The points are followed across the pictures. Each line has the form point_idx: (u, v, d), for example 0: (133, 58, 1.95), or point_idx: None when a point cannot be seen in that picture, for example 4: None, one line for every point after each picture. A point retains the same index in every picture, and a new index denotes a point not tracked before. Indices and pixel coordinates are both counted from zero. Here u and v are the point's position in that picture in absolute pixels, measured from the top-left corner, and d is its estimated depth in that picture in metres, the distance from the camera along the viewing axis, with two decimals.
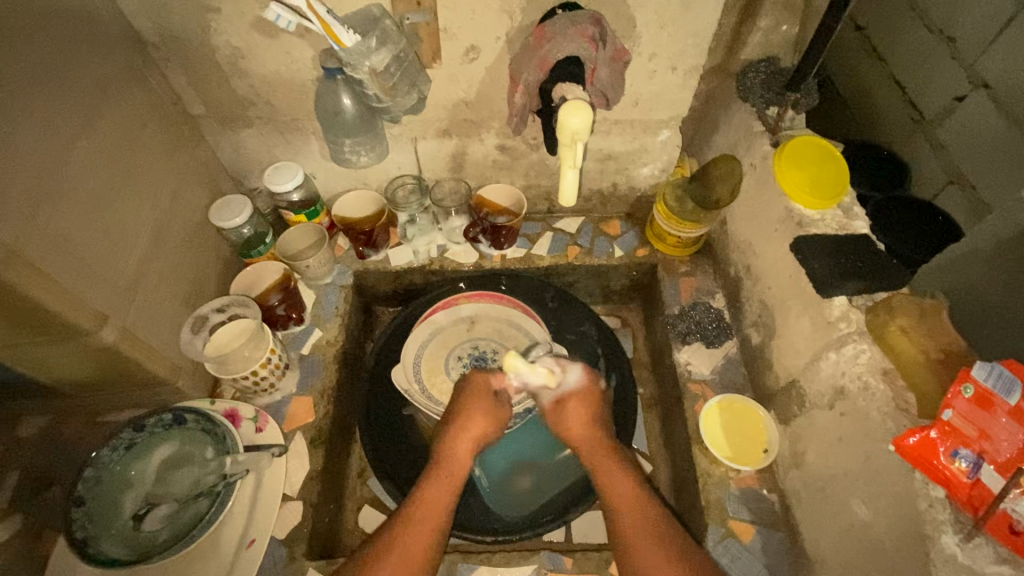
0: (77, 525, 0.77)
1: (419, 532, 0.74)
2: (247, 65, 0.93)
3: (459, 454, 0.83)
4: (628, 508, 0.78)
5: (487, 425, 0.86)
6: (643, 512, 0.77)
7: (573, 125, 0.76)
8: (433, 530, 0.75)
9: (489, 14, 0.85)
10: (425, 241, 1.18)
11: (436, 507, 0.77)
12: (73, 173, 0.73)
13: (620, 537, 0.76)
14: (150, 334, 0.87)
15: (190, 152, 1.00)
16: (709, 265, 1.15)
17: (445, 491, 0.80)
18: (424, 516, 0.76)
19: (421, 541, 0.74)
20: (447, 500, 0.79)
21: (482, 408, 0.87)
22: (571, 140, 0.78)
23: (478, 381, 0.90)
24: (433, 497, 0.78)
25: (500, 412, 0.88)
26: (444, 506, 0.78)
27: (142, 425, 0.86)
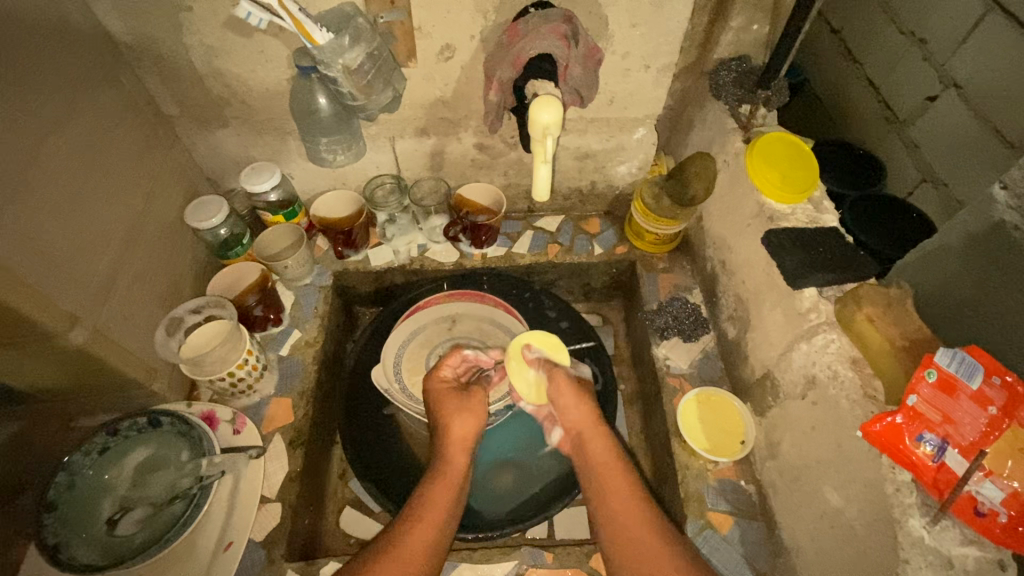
0: (48, 530, 0.76)
1: (421, 530, 0.74)
2: (222, 63, 0.92)
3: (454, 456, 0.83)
4: (620, 495, 0.77)
5: (474, 422, 0.87)
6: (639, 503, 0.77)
7: (543, 120, 0.77)
8: (435, 525, 0.75)
9: (464, 13, 0.85)
10: (405, 241, 1.19)
11: (439, 506, 0.77)
12: (38, 168, 0.72)
13: (620, 546, 0.73)
14: (124, 335, 0.86)
15: (164, 152, 1.00)
16: (687, 261, 1.16)
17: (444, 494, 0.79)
18: (429, 513, 0.76)
19: (422, 538, 0.73)
20: (451, 502, 0.78)
21: (455, 406, 0.87)
22: (541, 135, 0.79)
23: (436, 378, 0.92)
24: (438, 498, 0.78)
25: (474, 401, 0.88)
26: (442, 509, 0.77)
27: (116, 429, 0.86)
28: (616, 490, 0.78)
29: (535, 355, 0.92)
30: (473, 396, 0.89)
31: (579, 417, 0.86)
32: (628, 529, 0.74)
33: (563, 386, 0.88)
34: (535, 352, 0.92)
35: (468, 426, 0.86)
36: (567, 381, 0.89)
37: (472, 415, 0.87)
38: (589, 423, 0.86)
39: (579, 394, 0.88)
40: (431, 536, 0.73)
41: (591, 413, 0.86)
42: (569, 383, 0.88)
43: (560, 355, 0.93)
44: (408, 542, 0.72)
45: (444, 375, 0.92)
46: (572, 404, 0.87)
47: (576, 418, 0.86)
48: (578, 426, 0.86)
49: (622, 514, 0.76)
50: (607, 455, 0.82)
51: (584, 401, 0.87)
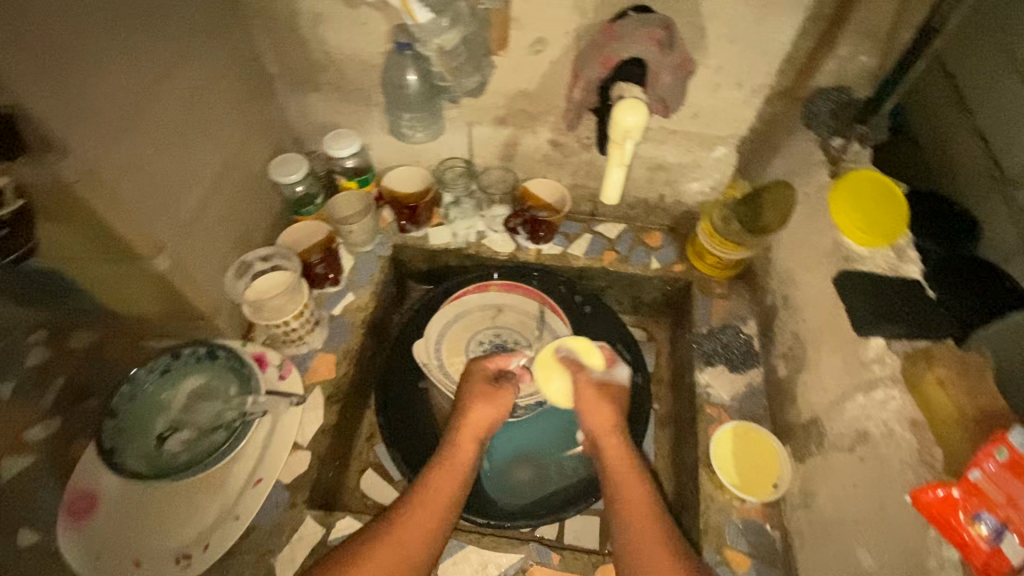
0: (107, 434, 0.85)
1: (419, 520, 0.75)
2: (324, 31, 0.96)
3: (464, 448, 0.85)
4: (632, 495, 0.79)
5: (495, 413, 0.89)
6: (658, 521, 0.76)
7: (625, 123, 0.76)
8: (435, 514, 0.77)
9: (563, 9, 0.85)
10: (465, 225, 1.20)
11: (438, 497, 0.78)
12: (150, 106, 0.78)
13: (636, 563, 0.73)
14: (198, 270, 0.92)
15: (260, 107, 1.05)
16: (746, 291, 1.12)
17: (444, 484, 0.80)
18: (426, 503, 0.77)
19: (417, 530, 0.74)
20: (452, 492, 0.80)
21: (484, 399, 0.89)
22: (621, 137, 0.78)
23: (477, 369, 0.94)
24: (436, 489, 0.79)
25: (500, 398, 0.89)
26: (441, 500, 0.78)
27: (178, 355, 0.94)
28: (630, 490, 0.80)
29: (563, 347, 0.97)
30: (501, 391, 0.91)
31: (605, 422, 0.87)
32: (647, 547, 0.74)
33: (588, 392, 0.90)
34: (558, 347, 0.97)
35: (484, 417, 0.88)
36: (591, 386, 0.91)
37: (496, 409, 0.89)
38: (608, 428, 0.87)
39: (604, 398, 0.90)
40: (429, 527, 0.75)
41: (611, 415, 0.88)
42: (591, 386, 0.91)
43: (592, 359, 0.95)
44: (406, 531, 0.74)
45: (487, 367, 0.94)
46: (594, 409, 0.89)
47: (600, 422, 0.88)
48: (601, 430, 0.87)
49: (637, 532, 0.75)
50: (617, 455, 0.84)
51: (610, 406, 0.89)
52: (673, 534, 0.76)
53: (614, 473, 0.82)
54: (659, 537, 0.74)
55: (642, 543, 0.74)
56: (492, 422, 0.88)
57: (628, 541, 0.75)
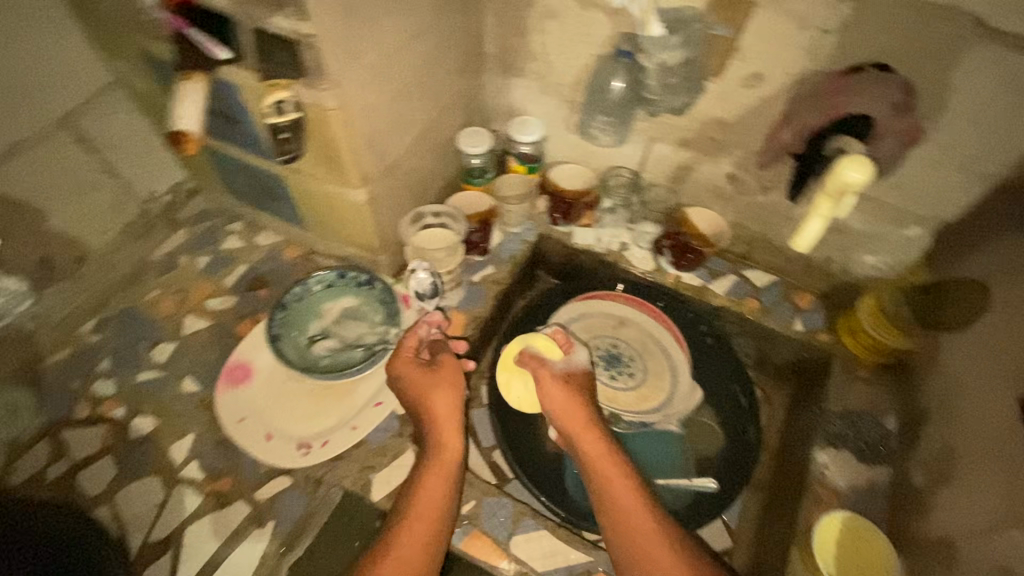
0: (276, 323, 1.01)
1: (417, 528, 0.79)
2: (549, 25, 1.02)
3: (448, 439, 0.87)
4: (622, 494, 0.84)
5: (455, 392, 0.92)
6: (659, 537, 0.80)
7: (849, 178, 0.71)
8: (433, 516, 0.80)
9: (796, 50, 0.83)
10: (611, 233, 1.23)
11: (429, 497, 0.82)
12: (398, 61, 0.88)
13: (643, 566, 0.78)
14: (383, 209, 1.03)
15: (468, 79, 1.15)
16: (893, 383, 1.05)
17: (433, 483, 0.83)
18: (420, 506, 0.81)
19: (419, 539, 0.78)
20: (441, 490, 0.82)
21: (434, 382, 0.91)
22: (838, 191, 0.73)
23: (407, 343, 0.95)
24: (426, 491, 0.82)
25: (450, 376, 0.92)
26: (435, 499, 0.82)
27: (343, 275, 1.06)
28: (620, 493, 0.84)
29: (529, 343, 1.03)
30: (444, 370, 0.93)
31: (576, 424, 0.91)
32: (651, 550, 0.79)
33: (553, 387, 0.95)
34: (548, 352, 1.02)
35: (448, 398, 0.90)
36: (555, 379, 0.96)
37: (455, 389, 0.92)
38: (580, 427, 0.91)
39: (569, 394, 0.94)
40: (430, 533, 0.79)
41: (586, 417, 0.92)
42: (555, 382, 0.95)
43: (553, 352, 1.01)
44: (409, 538, 0.78)
45: (416, 339, 0.95)
46: (563, 407, 0.92)
47: (570, 421, 0.91)
48: (573, 430, 0.91)
49: (637, 535, 0.81)
50: (597, 454, 0.89)
51: (577, 402, 0.93)
52: (678, 548, 0.80)
53: (602, 474, 0.87)
54: (668, 557, 0.79)
55: (647, 550, 0.79)
56: (454, 399, 0.90)
57: (626, 545, 0.81)
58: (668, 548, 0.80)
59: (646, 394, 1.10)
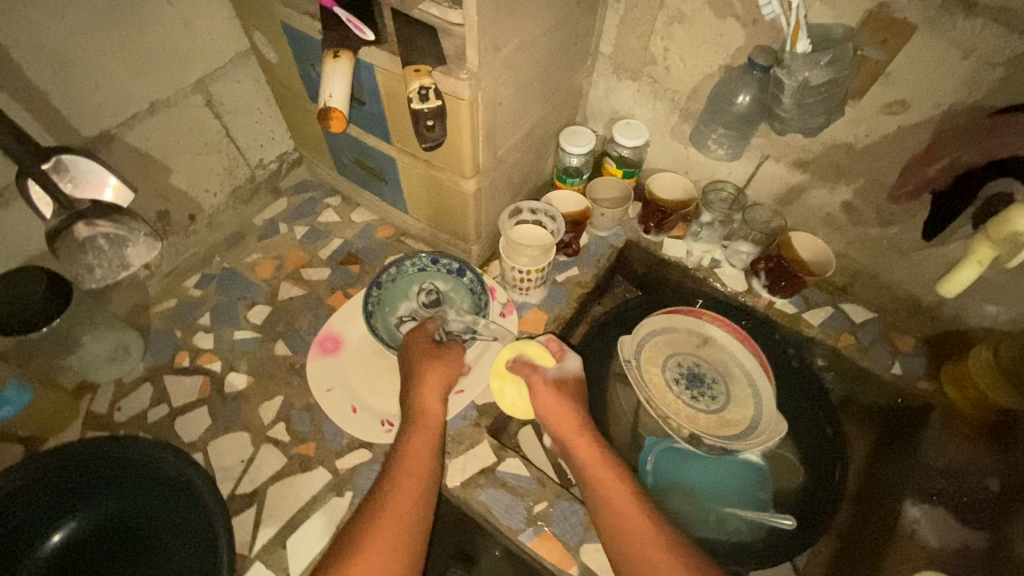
0: (369, 300, 1.03)
1: (401, 492, 0.80)
2: (677, 31, 0.99)
3: (428, 406, 0.91)
4: (613, 487, 0.85)
5: (444, 374, 0.94)
6: (651, 528, 0.80)
7: (1019, 227, 0.68)
8: (418, 483, 0.81)
9: (956, 81, 0.78)
10: (703, 248, 1.20)
11: (415, 463, 0.83)
12: (527, 55, 0.88)
13: (632, 554, 0.78)
14: (484, 200, 1.04)
15: (580, 78, 1.13)
16: (1000, 444, 0.97)
17: (416, 450, 0.85)
18: (404, 473, 0.82)
19: (402, 505, 0.79)
20: (426, 459, 0.84)
21: (425, 358, 0.95)
22: (1003, 237, 0.70)
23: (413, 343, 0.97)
24: (411, 458, 0.84)
25: (433, 356, 0.96)
26: (419, 467, 0.83)
27: (437, 261, 1.08)
28: (615, 489, 0.85)
29: (518, 347, 1.02)
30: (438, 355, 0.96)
31: (567, 427, 0.92)
32: (644, 541, 0.79)
33: (545, 390, 0.95)
34: (517, 352, 1.01)
35: (436, 377, 0.93)
36: (544, 381, 0.96)
37: (438, 368, 0.94)
38: (573, 429, 0.92)
39: (559, 395, 0.95)
40: (415, 496, 0.80)
41: (575, 418, 0.93)
42: (546, 384, 0.96)
43: (545, 359, 1.00)
44: (396, 501, 0.79)
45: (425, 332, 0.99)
46: (555, 409, 0.94)
47: (562, 424, 0.93)
48: (564, 431, 0.92)
49: (628, 524, 0.81)
50: (593, 463, 0.89)
51: (561, 400, 0.95)
52: (667, 535, 0.80)
53: (597, 480, 0.87)
54: (656, 541, 0.79)
55: (638, 538, 0.79)
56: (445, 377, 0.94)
57: (615, 534, 0.81)
58: (662, 546, 0.78)
59: (729, 420, 1.07)
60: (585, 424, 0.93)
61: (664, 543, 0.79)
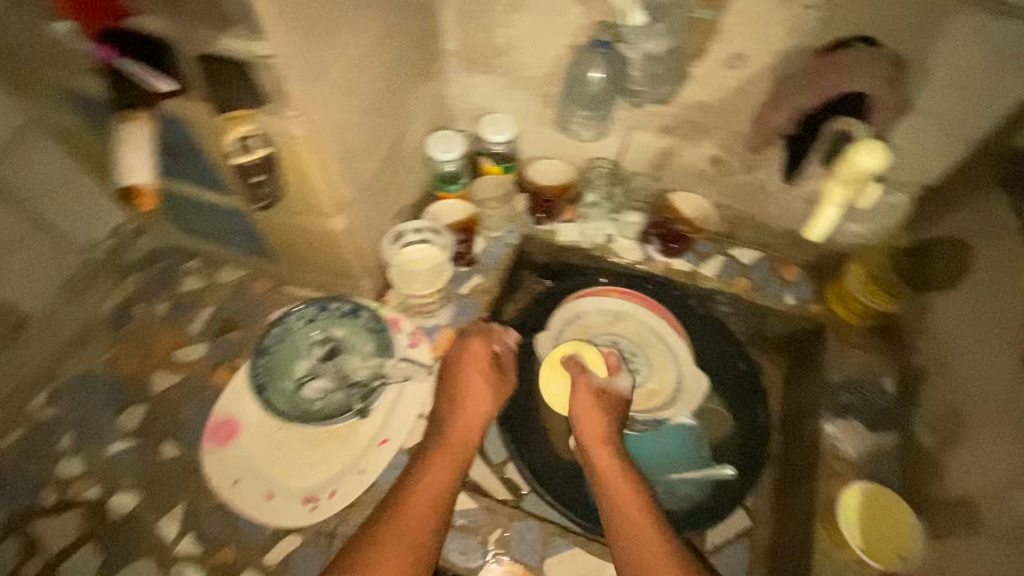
0: (259, 370, 0.93)
1: (402, 529, 0.77)
2: (516, 17, 0.96)
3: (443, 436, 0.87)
4: (625, 495, 0.84)
5: (483, 382, 0.93)
6: (654, 534, 0.80)
7: (865, 163, 0.76)
8: (420, 521, 0.78)
9: (778, 28, 0.81)
10: (596, 227, 1.19)
11: (422, 500, 0.80)
12: (362, 73, 0.80)
13: (637, 562, 0.78)
14: (360, 233, 0.96)
15: (431, 81, 1.07)
16: (886, 346, 1.06)
17: (422, 485, 0.81)
18: (406, 509, 0.79)
19: (403, 545, 0.75)
20: (432, 496, 0.80)
21: (482, 371, 0.94)
22: (855, 178, 0.78)
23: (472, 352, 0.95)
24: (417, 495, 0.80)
25: (483, 359, 0.95)
26: (422, 506, 0.79)
27: (325, 307, 0.99)
28: (623, 495, 0.84)
29: (577, 352, 1.02)
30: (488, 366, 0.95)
31: (592, 433, 0.91)
32: (645, 547, 0.79)
33: (581, 394, 0.95)
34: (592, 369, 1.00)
35: (480, 389, 0.92)
36: (587, 388, 0.96)
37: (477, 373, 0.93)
38: (601, 439, 0.90)
39: (596, 404, 0.94)
40: (416, 537, 0.76)
41: (601, 426, 0.91)
42: (588, 393, 0.95)
43: (596, 363, 1.01)
44: (394, 542, 0.75)
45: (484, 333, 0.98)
46: (586, 416, 0.92)
47: (590, 430, 0.91)
48: (587, 435, 0.91)
49: (635, 534, 0.80)
50: (613, 468, 0.88)
51: (602, 413, 0.93)
52: (671, 539, 0.80)
53: (615, 487, 0.85)
54: (660, 546, 0.79)
55: (644, 544, 0.79)
56: (484, 401, 0.92)
57: (624, 542, 0.80)
58: (662, 547, 0.79)
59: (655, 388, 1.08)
60: (612, 429, 0.91)
61: (665, 547, 0.79)
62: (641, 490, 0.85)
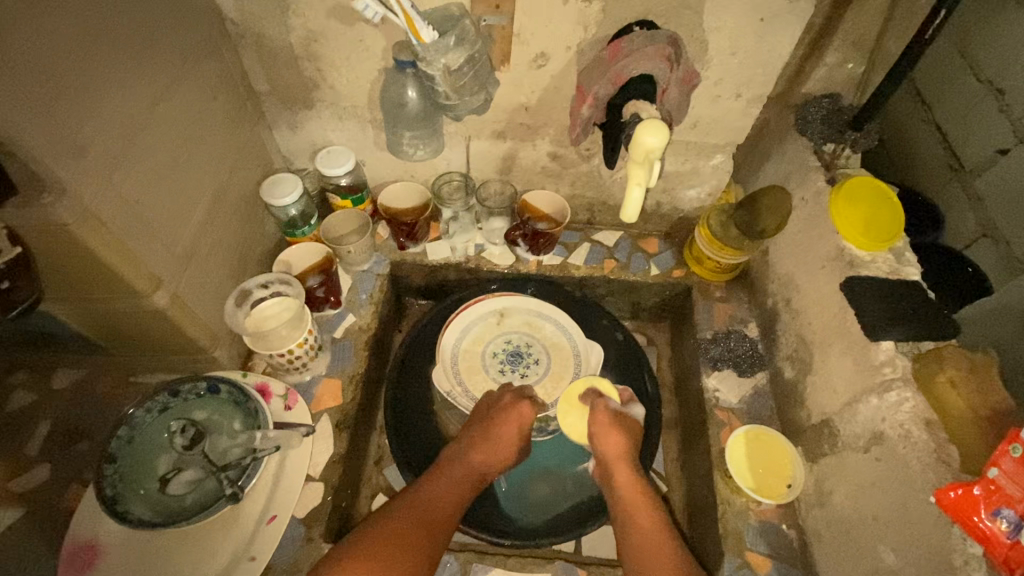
0: (107, 481, 0.79)
1: (398, 537, 0.77)
2: (319, 49, 0.93)
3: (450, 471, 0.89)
4: (638, 505, 0.86)
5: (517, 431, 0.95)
6: (663, 540, 0.81)
7: (647, 143, 0.77)
8: (419, 537, 0.78)
9: (566, 23, 0.85)
10: (464, 239, 1.19)
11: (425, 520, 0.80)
12: (147, 135, 0.74)
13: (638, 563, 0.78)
14: (197, 304, 0.88)
15: (250, 127, 1.01)
16: (744, 294, 1.15)
17: (426, 510, 0.82)
18: (404, 522, 0.79)
19: (399, 552, 0.75)
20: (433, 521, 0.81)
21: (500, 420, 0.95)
22: (643, 157, 0.79)
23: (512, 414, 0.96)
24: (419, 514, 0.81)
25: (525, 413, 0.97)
26: (423, 527, 0.79)
27: (177, 391, 0.88)
28: (636, 504, 0.86)
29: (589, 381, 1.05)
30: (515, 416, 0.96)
31: (613, 448, 0.93)
32: (648, 552, 0.79)
33: (602, 417, 0.97)
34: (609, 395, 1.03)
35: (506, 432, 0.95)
36: (606, 412, 0.98)
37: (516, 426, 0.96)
38: (613, 454, 0.93)
39: (620, 427, 0.95)
40: (412, 549, 0.76)
41: (624, 445, 0.93)
42: (608, 414, 0.97)
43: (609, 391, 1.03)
44: (391, 549, 0.75)
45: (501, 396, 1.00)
46: (606, 433, 0.95)
47: (606, 445, 0.94)
48: (605, 451, 0.93)
49: (639, 540, 0.81)
50: (630, 487, 0.89)
51: (620, 433, 0.95)
52: (672, 541, 0.81)
53: (626, 498, 0.88)
54: (662, 547, 0.80)
55: (648, 548, 0.80)
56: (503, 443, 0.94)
57: (629, 550, 0.81)
58: (662, 545, 0.80)
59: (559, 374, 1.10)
60: (633, 447, 0.94)
61: (670, 549, 0.80)
62: (649, 498, 0.87)
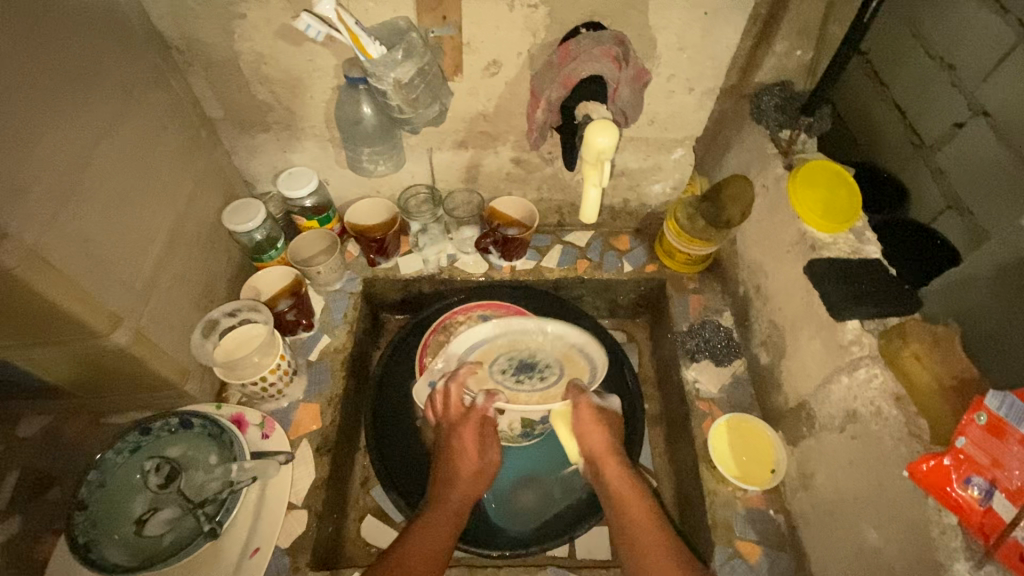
0: (79, 527, 0.78)
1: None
2: (269, 71, 0.92)
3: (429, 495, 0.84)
4: (633, 505, 0.82)
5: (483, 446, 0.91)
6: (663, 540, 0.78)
7: (600, 144, 0.79)
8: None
9: (514, 30, 0.85)
10: (435, 250, 1.17)
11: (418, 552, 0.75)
12: (94, 171, 0.72)
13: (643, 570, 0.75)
14: (163, 338, 0.87)
15: (207, 154, 1.00)
16: (717, 284, 1.16)
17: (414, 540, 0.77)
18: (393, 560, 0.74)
19: None
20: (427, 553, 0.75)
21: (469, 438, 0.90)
22: (597, 159, 0.81)
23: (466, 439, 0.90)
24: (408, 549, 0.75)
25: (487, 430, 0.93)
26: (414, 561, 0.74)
27: (149, 429, 0.86)
28: (632, 505, 0.82)
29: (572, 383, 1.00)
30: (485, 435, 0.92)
31: (597, 446, 0.88)
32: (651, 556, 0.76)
33: (584, 416, 0.91)
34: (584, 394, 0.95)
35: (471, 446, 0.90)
36: (585, 410, 0.91)
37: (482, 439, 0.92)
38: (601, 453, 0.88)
39: (602, 424, 0.90)
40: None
41: (608, 442, 0.89)
42: (590, 412, 0.90)
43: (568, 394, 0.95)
44: None
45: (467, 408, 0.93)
46: (590, 432, 0.89)
47: (592, 445, 0.89)
48: (591, 450, 0.89)
49: (640, 543, 0.78)
50: (623, 485, 0.85)
51: (601, 430, 0.90)
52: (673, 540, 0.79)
53: (621, 498, 0.84)
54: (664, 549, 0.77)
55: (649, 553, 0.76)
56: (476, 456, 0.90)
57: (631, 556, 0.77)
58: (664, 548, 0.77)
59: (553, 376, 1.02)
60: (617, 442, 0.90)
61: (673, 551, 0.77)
62: (642, 492, 0.85)
